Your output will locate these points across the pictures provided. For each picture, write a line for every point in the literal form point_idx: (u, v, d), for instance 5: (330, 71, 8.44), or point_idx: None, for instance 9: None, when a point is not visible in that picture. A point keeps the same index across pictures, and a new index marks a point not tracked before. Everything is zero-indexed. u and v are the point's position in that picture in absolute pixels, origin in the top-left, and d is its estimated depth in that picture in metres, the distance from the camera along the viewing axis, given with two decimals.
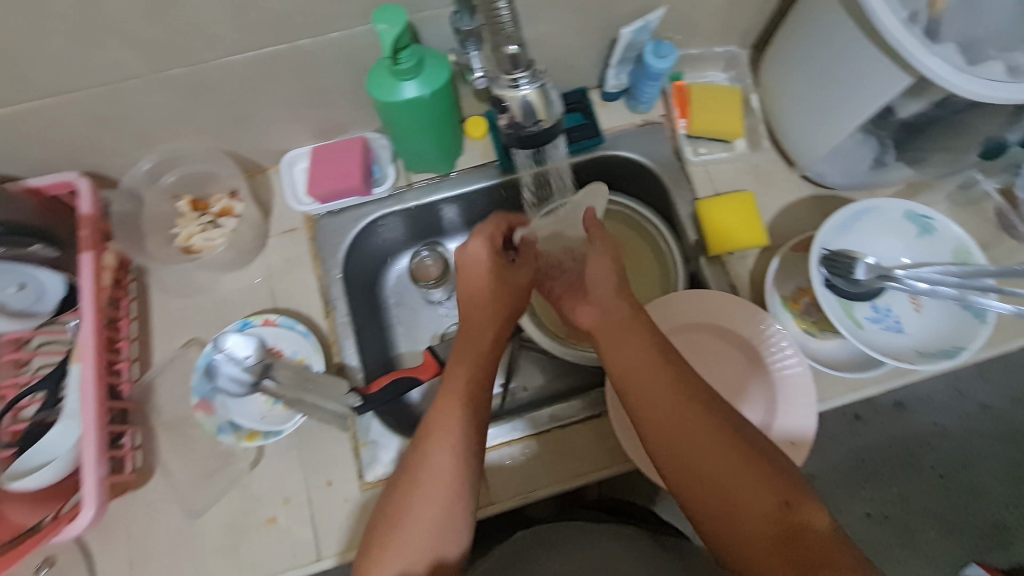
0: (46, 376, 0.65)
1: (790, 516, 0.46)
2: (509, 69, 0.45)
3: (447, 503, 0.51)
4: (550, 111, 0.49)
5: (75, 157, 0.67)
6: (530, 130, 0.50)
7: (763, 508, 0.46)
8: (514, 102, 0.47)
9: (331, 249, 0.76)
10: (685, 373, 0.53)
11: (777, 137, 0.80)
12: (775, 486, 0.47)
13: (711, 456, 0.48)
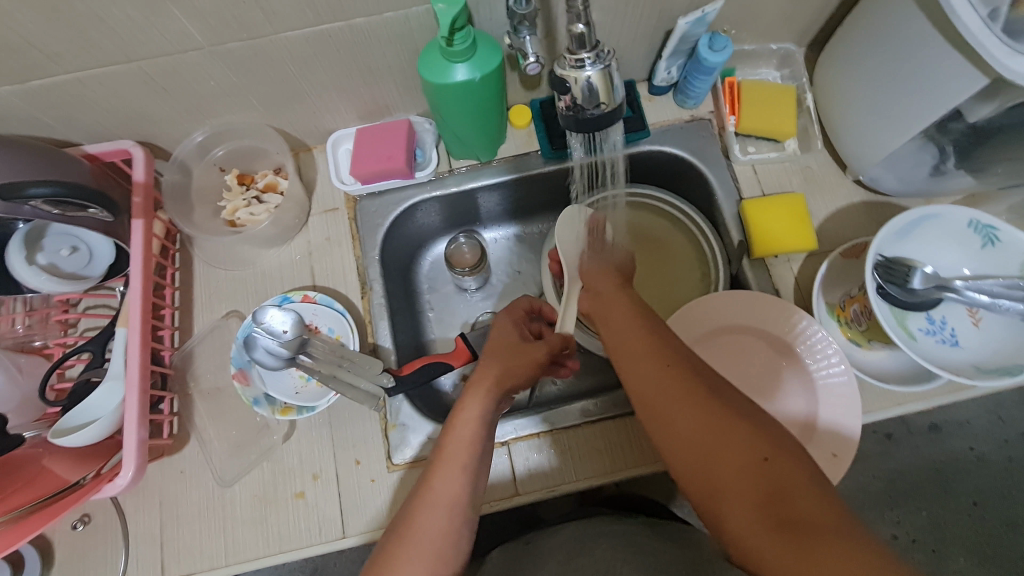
0: (93, 338, 0.67)
1: (767, 471, 0.42)
2: (574, 49, 0.45)
3: (466, 512, 0.50)
4: (612, 96, 0.47)
5: (132, 126, 0.68)
6: (591, 114, 0.48)
7: (741, 465, 0.43)
8: (577, 84, 0.46)
9: (370, 230, 0.76)
10: (665, 337, 0.52)
11: (830, 139, 0.77)
12: (755, 443, 0.43)
13: (691, 414, 0.46)
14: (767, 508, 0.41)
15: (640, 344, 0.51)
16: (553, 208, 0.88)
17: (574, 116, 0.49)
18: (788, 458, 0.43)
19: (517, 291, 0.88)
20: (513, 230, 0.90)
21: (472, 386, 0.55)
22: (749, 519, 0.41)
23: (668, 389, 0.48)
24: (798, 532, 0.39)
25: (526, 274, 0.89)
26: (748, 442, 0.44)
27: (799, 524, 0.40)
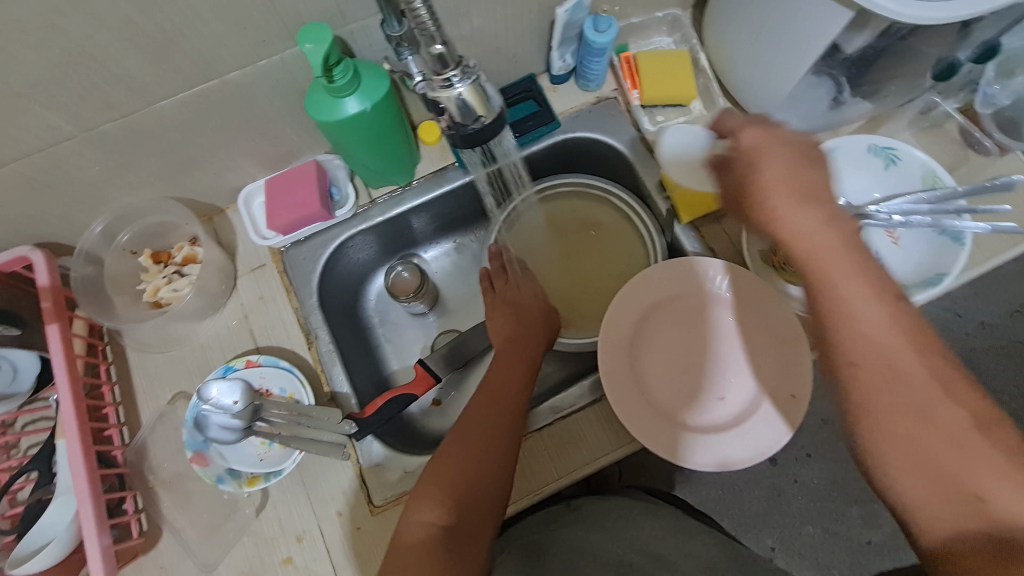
0: (35, 456, 0.64)
1: (989, 512, 0.37)
2: (439, 69, 0.44)
3: (470, 458, 0.56)
4: (490, 107, 0.47)
5: (24, 230, 0.65)
6: (472, 129, 0.47)
7: (986, 530, 0.37)
8: (450, 102, 0.45)
9: (303, 278, 0.75)
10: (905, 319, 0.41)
11: (731, 93, 0.79)
12: (970, 474, 0.38)
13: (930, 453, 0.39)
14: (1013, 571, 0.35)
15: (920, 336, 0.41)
16: (484, 215, 0.88)
17: (458, 133, 0.48)
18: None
19: (467, 303, 0.88)
20: (451, 244, 0.90)
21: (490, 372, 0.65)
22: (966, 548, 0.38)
23: (903, 420, 0.40)
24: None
25: (473, 285, 0.88)
26: (1007, 478, 0.37)
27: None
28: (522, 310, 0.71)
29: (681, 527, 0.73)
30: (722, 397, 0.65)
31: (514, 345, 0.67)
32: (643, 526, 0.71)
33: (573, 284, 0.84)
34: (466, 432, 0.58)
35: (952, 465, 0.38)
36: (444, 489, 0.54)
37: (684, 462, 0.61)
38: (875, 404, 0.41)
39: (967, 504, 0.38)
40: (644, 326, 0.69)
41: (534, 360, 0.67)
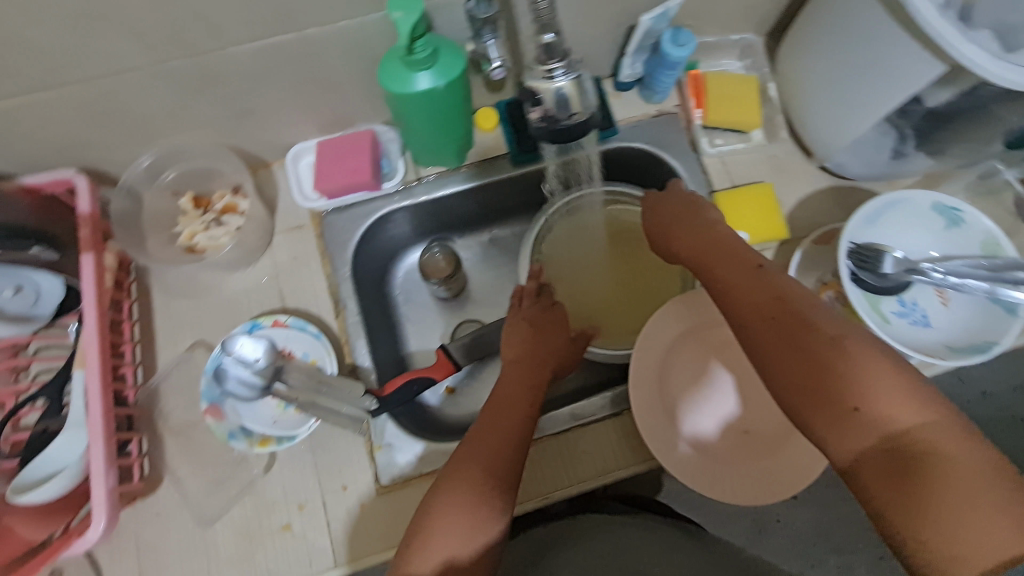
0: (48, 383, 0.62)
1: (868, 421, 0.42)
2: (543, 59, 0.44)
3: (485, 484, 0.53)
4: (584, 104, 0.46)
5: (71, 154, 0.64)
6: (564, 124, 0.47)
7: (876, 443, 0.41)
8: (548, 94, 0.45)
9: (339, 245, 0.74)
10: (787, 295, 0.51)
11: (795, 127, 0.78)
12: (845, 395, 0.43)
13: (820, 382, 0.44)
14: (908, 475, 0.40)
15: (785, 293, 0.50)
16: (527, 210, 0.86)
17: (548, 127, 0.47)
18: (899, 393, 0.42)
19: (495, 296, 0.86)
20: (488, 234, 0.88)
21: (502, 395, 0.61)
22: (871, 466, 0.41)
23: (793, 357, 0.46)
24: (929, 494, 0.38)
25: (503, 279, 0.87)
26: (882, 387, 0.42)
27: (932, 481, 0.39)
28: (544, 333, 0.69)
29: (658, 532, 0.70)
30: (745, 430, 0.65)
31: (529, 368, 0.65)
32: (619, 535, 0.68)
33: (609, 292, 0.81)
34: (475, 459, 0.55)
35: (831, 384, 0.44)
36: (459, 517, 0.50)
37: (699, 486, 0.58)
38: (769, 361, 0.48)
39: (855, 421, 0.42)
40: (681, 345, 0.68)
41: (543, 387, 0.64)
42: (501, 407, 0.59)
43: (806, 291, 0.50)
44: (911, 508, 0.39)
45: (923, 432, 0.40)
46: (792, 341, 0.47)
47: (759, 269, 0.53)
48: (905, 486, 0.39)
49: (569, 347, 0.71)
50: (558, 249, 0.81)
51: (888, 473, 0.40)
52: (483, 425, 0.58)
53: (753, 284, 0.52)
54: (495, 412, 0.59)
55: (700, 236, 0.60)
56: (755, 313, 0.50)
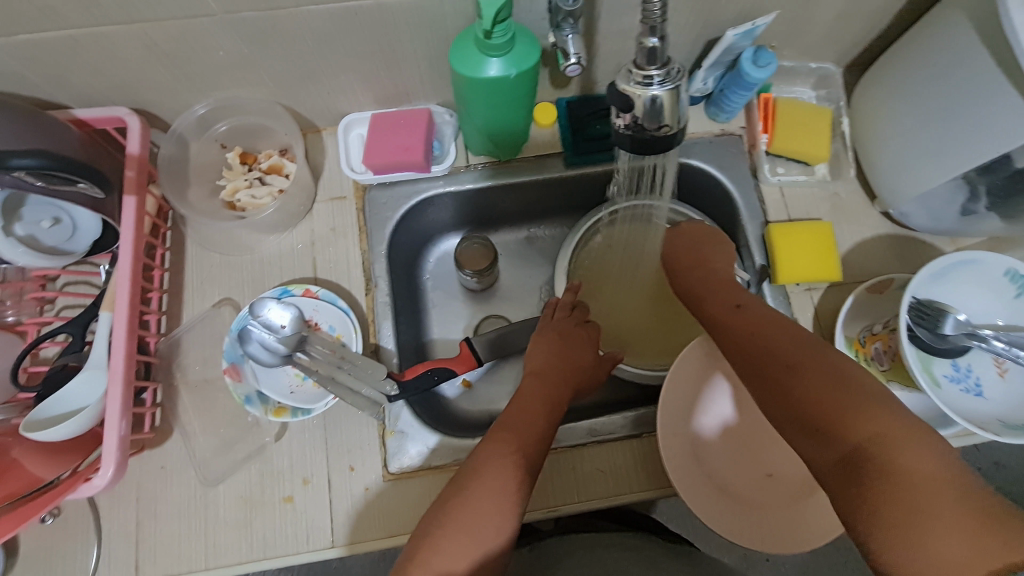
0: (72, 320, 0.62)
1: (828, 439, 0.43)
2: (644, 64, 0.42)
3: (506, 503, 0.50)
4: (677, 116, 0.44)
5: (127, 92, 0.62)
6: (650, 134, 0.45)
7: (836, 460, 0.42)
8: (639, 102, 0.43)
9: (378, 222, 0.72)
10: (773, 318, 0.53)
11: (863, 167, 0.75)
12: (807, 415, 0.45)
13: (788, 406, 0.46)
14: (861, 490, 0.40)
15: (761, 322, 0.52)
16: (570, 212, 0.84)
17: (633, 136, 0.45)
18: (855, 410, 0.42)
19: (525, 295, 0.83)
20: (527, 232, 0.86)
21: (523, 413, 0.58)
22: (835, 478, 0.42)
23: (766, 382, 0.49)
24: (882, 507, 0.39)
25: (536, 278, 0.84)
26: (844, 405, 0.43)
27: (881, 495, 0.39)
28: (571, 349, 0.66)
29: (647, 555, 0.65)
30: (769, 473, 0.63)
31: (551, 382, 0.62)
32: (608, 562, 0.62)
33: (647, 307, 0.78)
34: (487, 475, 0.52)
35: (800, 402, 0.45)
36: (466, 535, 0.48)
37: (724, 531, 0.57)
38: (754, 384, 0.50)
39: (820, 441, 0.44)
40: (712, 378, 0.66)
41: (563, 405, 0.61)
42: (517, 421, 0.57)
43: (784, 319, 0.52)
44: (867, 525, 0.39)
45: (878, 447, 0.40)
46: (765, 368, 0.49)
47: (738, 308, 0.56)
48: (863, 500, 0.40)
49: (598, 365, 0.68)
50: (597, 258, 0.78)
51: (846, 490, 0.41)
52: (504, 435, 0.55)
53: (734, 316, 0.55)
54: (510, 426, 0.56)
55: (693, 271, 0.63)
56: (736, 345, 0.53)
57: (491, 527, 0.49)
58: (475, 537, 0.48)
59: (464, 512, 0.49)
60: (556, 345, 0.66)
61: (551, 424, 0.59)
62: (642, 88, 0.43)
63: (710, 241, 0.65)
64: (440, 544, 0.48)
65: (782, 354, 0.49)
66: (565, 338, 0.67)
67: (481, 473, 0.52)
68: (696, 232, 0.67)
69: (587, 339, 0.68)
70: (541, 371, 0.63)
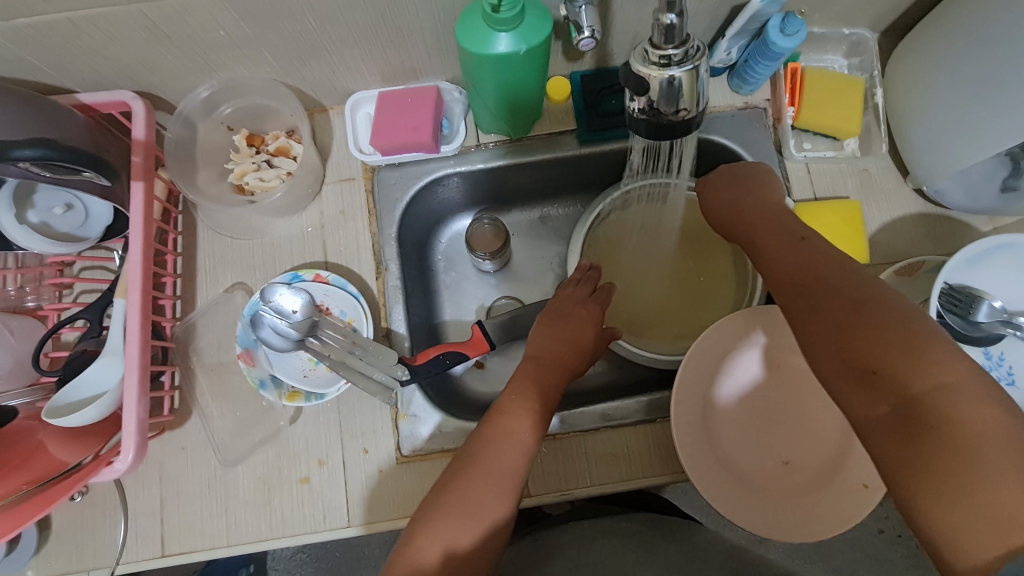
0: (89, 306, 0.62)
1: (883, 385, 0.38)
2: (662, 42, 0.39)
3: (502, 492, 0.51)
4: (696, 98, 0.42)
5: (130, 75, 0.61)
6: (667, 117, 0.42)
7: (889, 406, 0.38)
8: (656, 83, 0.40)
9: (388, 204, 0.71)
10: (835, 256, 0.47)
11: (896, 142, 0.71)
12: (861, 355, 0.40)
13: (839, 343, 0.41)
14: (913, 437, 0.36)
15: (822, 259, 0.47)
16: (584, 191, 0.81)
17: (649, 120, 0.43)
18: (918, 358, 0.37)
19: (537, 276, 0.82)
20: (541, 210, 0.83)
21: (518, 397, 0.57)
22: (882, 428, 0.38)
23: (816, 320, 0.44)
24: (932, 458, 0.35)
25: (549, 259, 0.83)
26: (908, 351, 0.38)
27: (937, 444, 0.35)
28: (573, 326, 0.65)
29: (646, 543, 0.65)
30: (785, 461, 0.62)
31: (550, 369, 0.61)
32: (619, 550, 0.63)
33: (662, 289, 0.76)
34: (487, 461, 0.52)
35: (857, 346, 0.40)
36: (458, 523, 0.49)
37: (735, 518, 0.56)
38: (801, 322, 0.45)
39: (868, 387, 0.39)
40: (731, 363, 0.65)
41: (557, 391, 0.61)
42: (520, 403, 0.57)
43: (848, 258, 0.46)
44: (912, 473, 0.35)
45: (939, 399, 0.36)
46: (820, 302, 0.44)
47: (800, 240, 0.50)
48: (912, 449, 0.36)
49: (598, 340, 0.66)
50: (613, 237, 0.76)
51: (895, 435, 0.37)
52: (496, 419, 0.55)
53: (791, 251, 0.49)
54: (510, 410, 0.56)
55: (745, 208, 0.57)
56: (787, 280, 0.48)
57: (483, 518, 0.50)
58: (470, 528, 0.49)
59: (462, 493, 0.51)
60: (555, 324, 0.65)
61: (548, 407, 0.59)
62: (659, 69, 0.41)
63: (756, 176, 0.59)
64: (435, 529, 0.49)
65: (841, 294, 0.43)
66: (569, 315, 0.66)
67: (480, 459, 0.53)
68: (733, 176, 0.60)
69: (587, 317, 0.66)
70: (541, 351, 0.63)
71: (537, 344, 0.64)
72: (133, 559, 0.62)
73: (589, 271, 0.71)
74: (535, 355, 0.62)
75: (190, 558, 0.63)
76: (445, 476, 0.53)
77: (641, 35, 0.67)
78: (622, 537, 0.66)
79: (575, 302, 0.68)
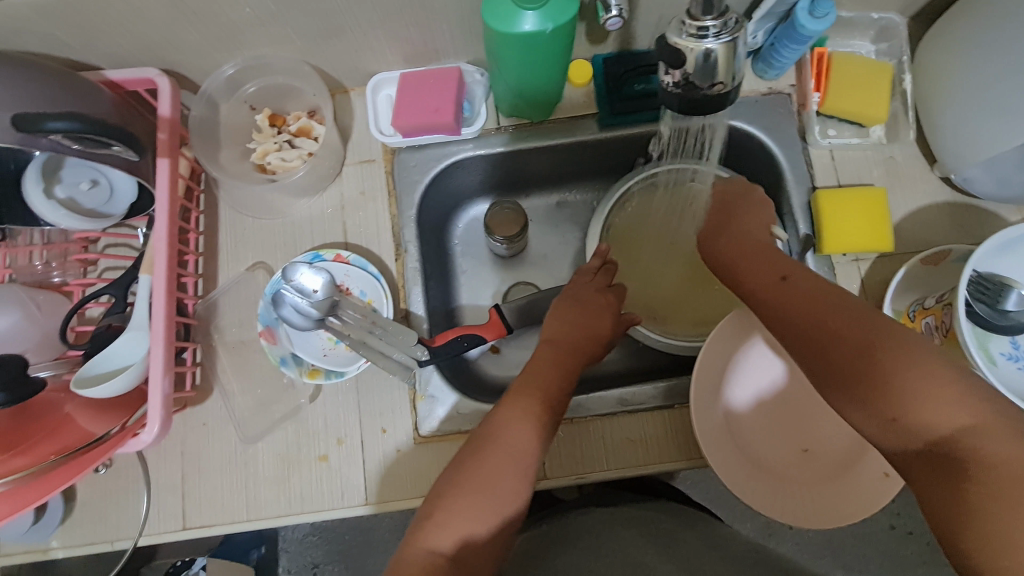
0: (114, 281, 0.63)
1: (911, 433, 0.41)
2: (700, 12, 0.39)
3: (521, 473, 0.52)
4: (733, 72, 0.41)
5: (156, 52, 0.62)
6: (700, 94, 0.42)
7: (925, 452, 0.41)
8: (692, 56, 0.40)
9: (408, 185, 0.71)
10: (825, 299, 0.47)
11: (924, 128, 0.69)
12: (885, 407, 0.42)
13: (860, 391, 0.43)
14: (953, 485, 0.39)
15: (815, 297, 0.47)
16: (604, 176, 0.81)
17: (682, 95, 0.43)
18: (941, 401, 0.40)
19: (554, 262, 0.82)
20: (559, 197, 0.83)
21: (526, 387, 0.57)
22: (923, 472, 0.41)
23: (830, 372, 0.45)
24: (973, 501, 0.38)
25: (566, 245, 0.82)
26: (931, 396, 0.40)
27: (977, 496, 0.38)
28: (591, 313, 0.64)
29: (660, 530, 0.65)
30: (804, 449, 0.62)
31: (568, 354, 0.61)
32: (635, 538, 0.63)
33: (681, 276, 0.76)
34: (504, 445, 0.52)
35: (879, 397, 0.42)
36: (475, 502, 0.49)
37: (755, 504, 0.56)
38: (815, 373, 0.47)
39: (897, 432, 0.42)
40: (747, 349, 0.64)
41: (575, 374, 0.61)
42: (529, 388, 0.57)
43: (844, 295, 0.47)
44: (957, 522, 0.38)
45: (969, 441, 0.39)
46: (832, 355, 0.45)
47: (784, 279, 0.50)
48: (952, 492, 0.39)
49: (616, 328, 0.66)
50: (633, 225, 0.76)
51: (935, 480, 0.40)
52: (509, 401, 0.55)
53: (784, 298, 0.49)
54: (528, 391, 0.56)
55: (728, 242, 0.56)
56: (790, 330, 0.48)
57: (499, 497, 0.50)
58: (488, 509, 0.49)
59: (475, 477, 0.51)
60: (575, 309, 0.65)
61: (564, 392, 0.59)
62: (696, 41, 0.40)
63: (744, 207, 0.59)
64: (453, 506, 0.49)
65: (847, 343, 0.44)
66: (588, 302, 0.65)
67: (496, 440, 0.53)
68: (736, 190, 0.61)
69: (606, 303, 0.66)
70: (560, 335, 0.62)
71: (554, 328, 0.63)
72: (155, 531, 0.63)
73: (607, 264, 0.70)
74: (554, 338, 0.62)
75: (210, 531, 0.64)
76: (460, 457, 0.53)
77: (666, 17, 0.66)
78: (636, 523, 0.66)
79: (597, 291, 0.67)
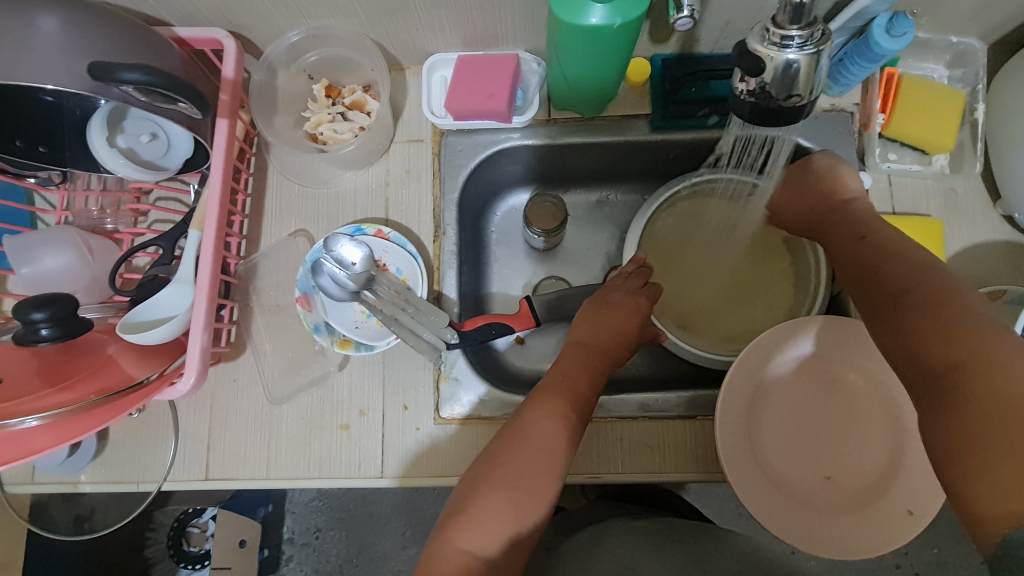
0: (164, 234, 0.65)
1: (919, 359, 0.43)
2: (786, 21, 0.38)
3: (547, 467, 0.52)
4: (812, 85, 0.41)
5: (225, 14, 0.63)
6: (776, 103, 0.41)
7: (926, 375, 0.42)
8: (772, 65, 0.39)
9: (453, 168, 0.71)
10: (896, 251, 0.51)
11: (992, 163, 0.66)
12: (905, 335, 0.44)
13: (885, 335, 0.47)
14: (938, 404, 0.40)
15: (880, 255, 0.51)
16: (648, 178, 0.80)
17: (756, 103, 0.42)
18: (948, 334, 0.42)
19: (588, 259, 0.81)
20: (602, 195, 0.82)
21: (552, 388, 0.57)
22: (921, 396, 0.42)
23: (881, 310, 0.48)
24: (955, 421, 0.38)
25: (602, 243, 0.82)
26: (938, 327, 0.42)
27: (960, 416, 0.38)
28: (622, 318, 0.64)
29: (667, 537, 0.64)
30: (827, 476, 0.61)
31: (597, 357, 0.61)
32: (638, 544, 0.62)
33: (716, 290, 0.75)
34: (529, 441, 0.53)
35: (905, 327, 0.45)
36: (501, 502, 0.50)
37: (769, 523, 0.56)
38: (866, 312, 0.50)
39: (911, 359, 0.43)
40: (778, 365, 0.63)
41: (603, 377, 0.61)
42: (558, 386, 0.57)
43: (905, 250, 0.50)
44: (943, 444, 0.39)
45: (965, 370, 0.39)
46: (879, 296, 0.49)
47: (860, 239, 0.55)
48: (941, 418, 0.39)
49: (644, 333, 0.66)
50: (677, 231, 0.75)
51: (925, 408, 0.41)
52: (536, 396, 0.57)
53: (855, 250, 0.54)
54: (555, 389, 0.57)
55: (823, 209, 0.61)
56: (856, 276, 0.53)
57: (525, 497, 0.51)
58: (509, 505, 0.50)
59: (508, 469, 0.52)
60: (608, 311, 0.64)
61: (592, 394, 0.58)
62: (776, 50, 0.40)
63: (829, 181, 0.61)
64: (487, 500, 0.50)
65: (894, 288, 0.48)
66: (621, 305, 0.65)
67: (524, 437, 0.53)
68: (814, 175, 0.62)
69: (638, 308, 0.65)
70: (592, 333, 0.63)
71: (586, 331, 0.63)
72: (179, 478, 0.66)
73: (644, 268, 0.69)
74: (585, 335, 0.63)
75: (231, 484, 0.66)
76: (495, 443, 0.54)
77: (733, 23, 0.65)
78: (642, 529, 0.66)
79: (632, 294, 0.66)
